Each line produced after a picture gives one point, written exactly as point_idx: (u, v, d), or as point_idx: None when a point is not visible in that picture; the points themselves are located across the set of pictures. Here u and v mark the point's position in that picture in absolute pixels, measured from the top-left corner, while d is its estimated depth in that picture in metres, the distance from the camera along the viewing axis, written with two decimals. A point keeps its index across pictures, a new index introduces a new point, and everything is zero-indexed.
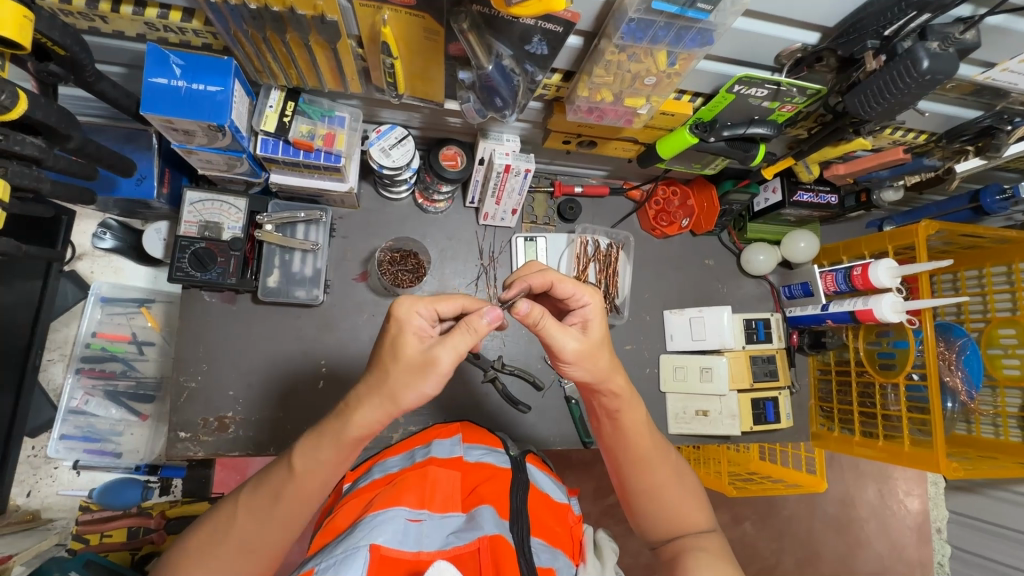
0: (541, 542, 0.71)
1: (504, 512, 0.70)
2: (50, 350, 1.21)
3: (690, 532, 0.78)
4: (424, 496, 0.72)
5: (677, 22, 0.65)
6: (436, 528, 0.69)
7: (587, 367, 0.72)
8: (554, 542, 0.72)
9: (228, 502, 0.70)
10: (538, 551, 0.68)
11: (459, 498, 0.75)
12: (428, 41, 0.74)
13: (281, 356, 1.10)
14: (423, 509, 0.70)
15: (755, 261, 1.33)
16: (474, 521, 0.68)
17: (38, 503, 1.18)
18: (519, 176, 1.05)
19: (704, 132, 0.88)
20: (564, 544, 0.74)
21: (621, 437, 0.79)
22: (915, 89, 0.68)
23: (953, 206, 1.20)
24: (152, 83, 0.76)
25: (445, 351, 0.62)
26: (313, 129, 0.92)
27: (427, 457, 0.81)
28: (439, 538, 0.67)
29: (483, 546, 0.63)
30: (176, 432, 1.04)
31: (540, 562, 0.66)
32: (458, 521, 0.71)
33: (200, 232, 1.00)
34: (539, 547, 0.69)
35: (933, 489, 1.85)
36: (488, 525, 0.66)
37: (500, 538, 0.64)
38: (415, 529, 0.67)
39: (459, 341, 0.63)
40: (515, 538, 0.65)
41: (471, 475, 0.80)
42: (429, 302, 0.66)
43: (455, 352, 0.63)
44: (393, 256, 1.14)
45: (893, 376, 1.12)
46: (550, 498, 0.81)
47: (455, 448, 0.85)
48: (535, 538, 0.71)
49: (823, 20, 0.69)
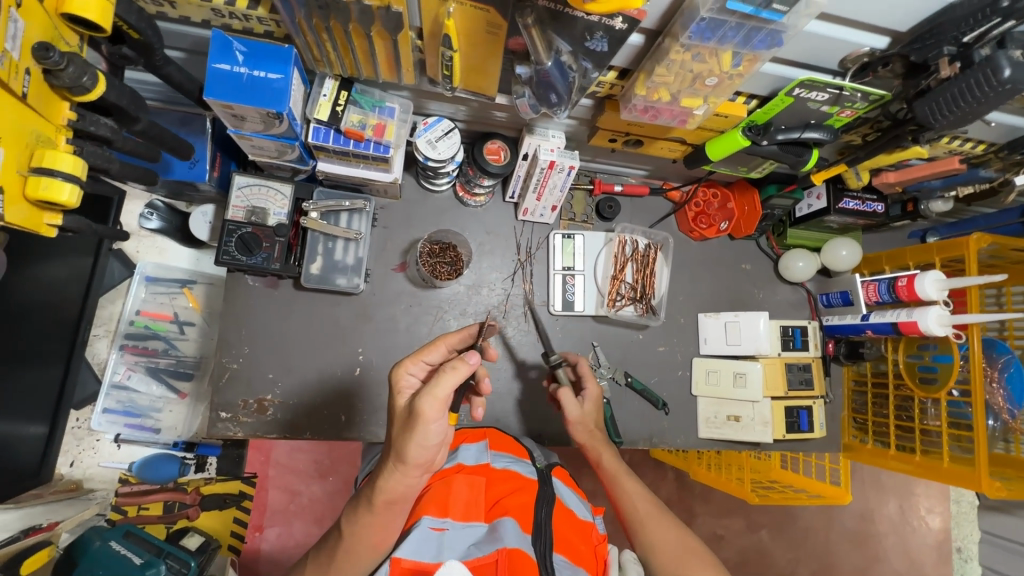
0: (564, 558, 0.71)
1: (526, 527, 0.72)
2: (95, 326, 1.24)
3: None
4: (445, 505, 0.75)
5: (749, 22, 0.64)
6: (458, 538, 0.71)
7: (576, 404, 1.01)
8: (578, 561, 0.73)
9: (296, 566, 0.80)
10: (561, 569, 0.69)
11: (482, 507, 0.76)
12: (490, 35, 0.73)
13: (319, 344, 1.11)
14: (445, 518, 0.73)
15: (794, 268, 1.31)
16: (495, 533, 0.70)
17: (80, 473, 1.21)
18: (562, 173, 1.05)
19: (758, 134, 0.87)
20: (588, 565, 0.74)
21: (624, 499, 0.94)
22: (989, 99, 0.66)
23: (1004, 219, 1.17)
24: (214, 68, 0.77)
25: (427, 401, 0.63)
26: (364, 119, 0.93)
27: (454, 465, 0.82)
28: (460, 549, 0.70)
29: (501, 558, 0.65)
30: (216, 412, 1.06)
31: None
32: (480, 531, 0.73)
33: (247, 216, 1.02)
34: (561, 565, 0.70)
35: (955, 507, 1.81)
36: (509, 539, 0.68)
37: (519, 552, 0.66)
38: (436, 538, 0.70)
39: (440, 386, 0.63)
40: (536, 553, 0.68)
41: (495, 485, 0.80)
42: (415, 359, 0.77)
43: (437, 401, 0.63)
44: (433, 249, 1.15)
45: (934, 391, 1.11)
46: (575, 515, 0.81)
47: (482, 455, 0.86)
48: (556, 555, 0.72)
49: (894, 24, 0.68)
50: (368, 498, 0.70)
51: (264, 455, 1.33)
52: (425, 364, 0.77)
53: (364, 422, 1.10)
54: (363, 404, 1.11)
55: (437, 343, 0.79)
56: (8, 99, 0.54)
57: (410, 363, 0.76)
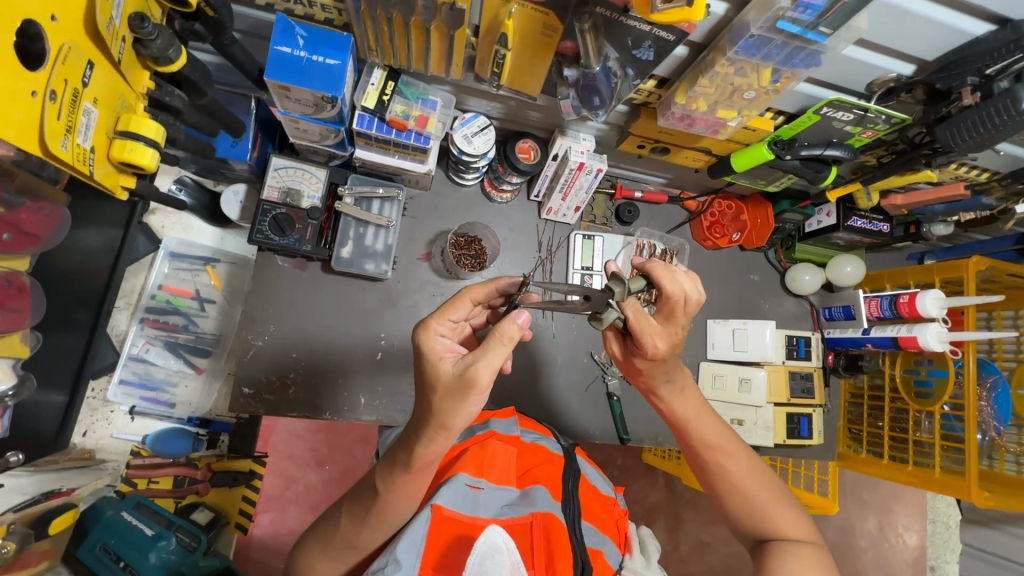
0: (590, 525, 0.78)
1: (557, 494, 0.79)
2: (118, 298, 1.24)
3: (783, 539, 0.81)
4: (482, 467, 0.80)
5: (794, 42, 0.68)
6: (492, 497, 0.77)
7: (618, 346, 0.88)
8: (602, 528, 0.80)
9: (321, 521, 0.79)
10: (587, 534, 0.76)
11: (514, 474, 0.83)
12: (543, 37, 0.77)
13: (343, 326, 1.14)
14: (481, 478, 0.78)
15: (801, 281, 1.36)
16: (528, 498, 0.77)
17: (92, 443, 1.21)
18: (590, 175, 1.09)
19: (782, 149, 0.93)
20: (611, 532, 0.81)
21: (688, 430, 0.87)
22: (1008, 126, 0.72)
23: (997, 245, 1.26)
24: (277, 51, 0.80)
25: (483, 369, 0.62)
26: (408, 110, 0.95)
27: (487, 431, 0.87)
28: (494, 507, 0.75)
29: (536, 521, 0.72)
30: (240, 387, 1.08)
31: (589, 544, 0.74)
32: (512, 496, 0.79)
33: (282, 197, 1.04)
34: (588, 530, 0.77)
35: (931, 526, 1.87)
36: (542, 503, 0.75)
37: (552, 516, 0.73)
38: (473, 495, 0.75)
39: (495, 355, 0.62)
40: (566, 518, 0.74)
41: (526, 456, 0.88)
42: (439, 319, 0.71)
43: (493, 370, 0.62)
44: (459, 241, 1.18)
45: (928, 404, 1.16)
46: (598, 491, 0.88)
47: (512, 427, 0.91)
48: (585, 522, 0.79)
49: (922, 54, 0.73)
50: (404, 458, 0.68)
51: (262, 439, 1.35)
52: (449, 323, 0.74)
53: (382, 405, 1.12)
54: (382, 388, 1.13)
55: (459, 300, 0.75)
56: (108, 67, 0.64)
57: (437, 324, 0.70)
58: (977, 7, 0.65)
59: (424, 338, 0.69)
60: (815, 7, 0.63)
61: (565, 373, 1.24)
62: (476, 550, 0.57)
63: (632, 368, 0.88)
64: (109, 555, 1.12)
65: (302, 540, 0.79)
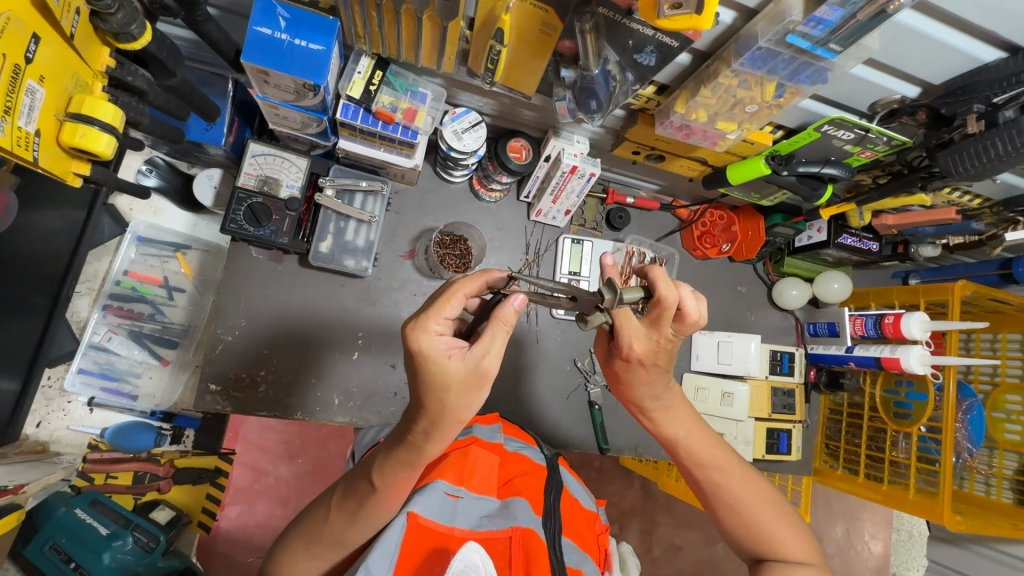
0: (571, 542, 0.76)
1: (537, 508, 0.75)
2: (79, 282, 1.18)
3: (783, 561, 0.79)
4: (463, 474, 0.77)
5: (802, 57, 0.66)
6: (471, 507, 0.73)
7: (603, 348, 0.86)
8: (583, 546, 0.78)
9: (293, 527, 0.75)
10: (568, 551, 0.74)
11: (495, 485, 0.79)
12: (542, 34, 0.73)
13: (320, 322, 1.09)
14: (461, 486, 0.75)
15: (787, 295, 1.35)
16: (508, 510, 0.74)
17: (47, 435, 1.16)
18: (582, 179, 1.05)
19: (779, 164, 0.90)
20: (591, 550, 0.79)
21: (682, 449, 0.85)
22: (1010, 156, 0.70)
23: (982, 269, 1.26)
24: (255, 31, 0.75)
25: (494, 360, 0.61)
26: (396, 101, 0.91)
27: (471, 438, 0.84)
28: (472, 518, 0.72)
29: (516, 536, 0.69)
30: (206, 383, 1.03)
31: (569, 562, 0.72)
32: (492, 506, 0.76)
33: (258, 186, 0.99)
34: (569, 547, 0.75)
35: (895, 534, 1.91)
36: (522, 518, 0.71)
37: (532, 533, 0.69)
38: (452, 504, 0.72)
39: (499, 342, 0.62)
40: (546, 535, 0.71)
41: (509, 465, 0.84)
42: (437, 316, 0.61)
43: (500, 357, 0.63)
44: (445, 240, 1.15)
45: (906, 425, 1.16)
46: (580, 505, 0.86)
47: (496, 435, 0.88)
48: (566, 539, 0.76)
49: (928, 77, 0.71)
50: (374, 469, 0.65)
51: (231, 432, 1.31)
52: (445, 320, 0.63)
53: (356, 406, 1.08)
54: (358, 387, 1.09)
55: (455, 291, 0.63)
56: (60, 42, 0.59)
57: (435, 322, 0.61)
58: (989, 34, 0.63)
59: (422, 341, 0.60)
60: (828, 22, 0.60)
61: (547, 378, 1.21)
62: (454, 568, 0.55)
63: (616, 381, 0.86)
64: (59, 555, 1.07)
65: (274, 544, 0.75)
